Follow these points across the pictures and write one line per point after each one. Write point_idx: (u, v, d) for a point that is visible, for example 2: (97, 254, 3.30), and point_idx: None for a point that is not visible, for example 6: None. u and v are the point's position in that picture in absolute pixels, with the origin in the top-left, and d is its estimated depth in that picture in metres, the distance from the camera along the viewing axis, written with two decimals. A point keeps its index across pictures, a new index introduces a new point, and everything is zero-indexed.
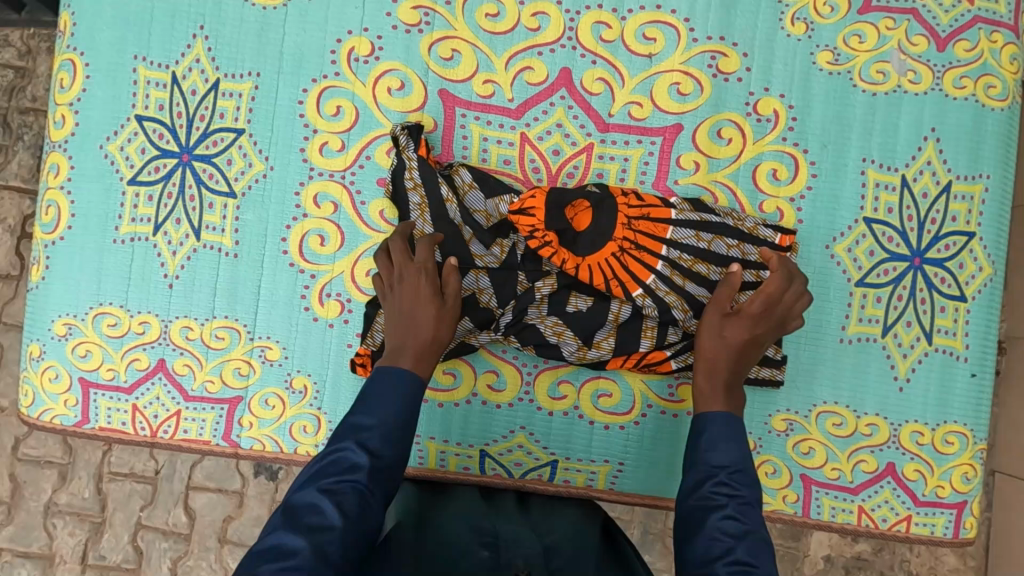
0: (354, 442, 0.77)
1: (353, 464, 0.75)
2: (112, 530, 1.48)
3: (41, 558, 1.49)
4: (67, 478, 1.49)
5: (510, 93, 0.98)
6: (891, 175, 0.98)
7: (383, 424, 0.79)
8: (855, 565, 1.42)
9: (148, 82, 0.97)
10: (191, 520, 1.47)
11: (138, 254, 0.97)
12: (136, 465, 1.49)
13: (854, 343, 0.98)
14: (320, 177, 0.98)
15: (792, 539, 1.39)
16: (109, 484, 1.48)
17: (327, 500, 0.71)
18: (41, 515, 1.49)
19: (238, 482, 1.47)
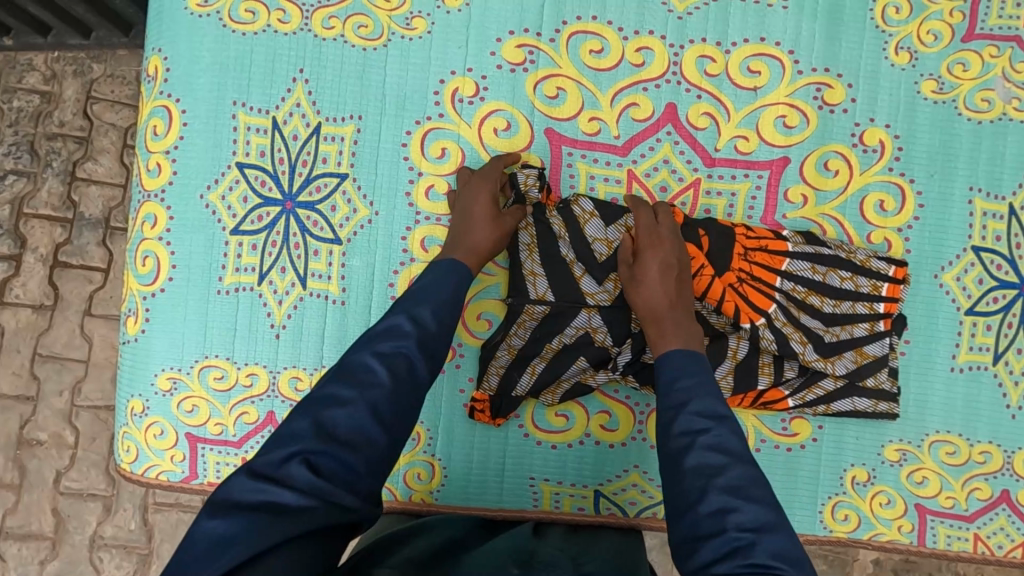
0: (407, 314, 0.76)
1: (405, 333, 0.74)
2: (160, 562, 1.45)
3: None
4: (111, 510, 1.46)
5: (616, 130, 0.97)
6: (999, 204, 0.98)
7: (437, 305, 0.78)
8: (904, 567, 1.47)
9: (249, 128, 0.95)
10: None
11: (244, 306, 0.95)
12: (182, 496, 1.46)
13: (965, 371, 0.98)
14: (427, 221, 0.96)
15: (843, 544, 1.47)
16: (155, 515, 1.46)
17: (380, 366, 0.70)
18: (87, 549, 1.46)
19: None
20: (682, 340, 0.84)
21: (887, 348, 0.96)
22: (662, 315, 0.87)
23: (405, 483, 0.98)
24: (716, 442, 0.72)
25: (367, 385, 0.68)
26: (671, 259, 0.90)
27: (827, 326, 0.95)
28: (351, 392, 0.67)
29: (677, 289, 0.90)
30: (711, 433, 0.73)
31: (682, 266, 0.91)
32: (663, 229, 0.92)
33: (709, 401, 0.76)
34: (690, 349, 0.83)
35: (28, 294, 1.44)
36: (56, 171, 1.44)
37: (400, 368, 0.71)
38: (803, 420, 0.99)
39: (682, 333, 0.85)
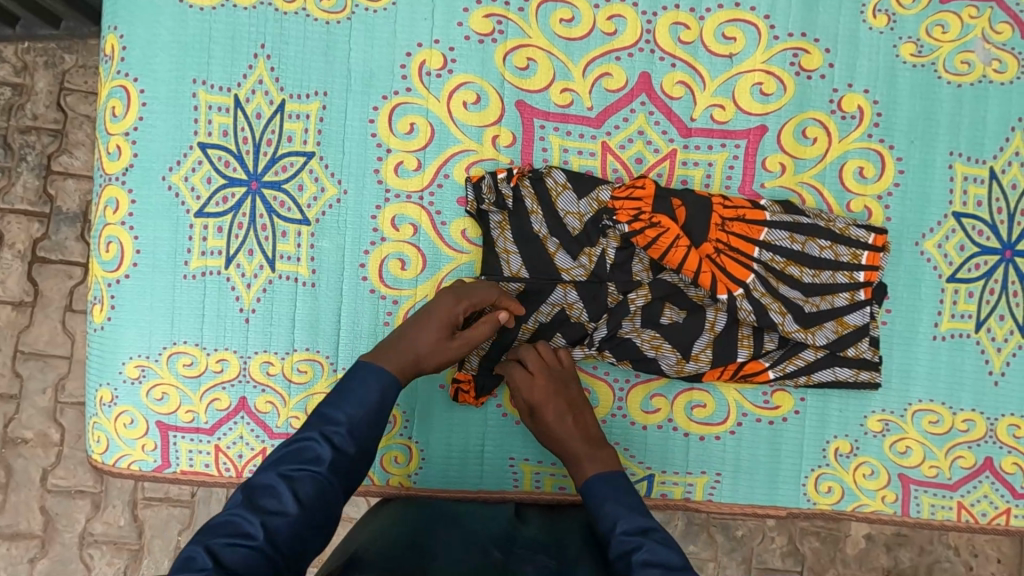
0: (320, 433, 0.72)
1: (317, 456, 0.71)
2: (152, 557, 1.44)
3: None
4: (101, 506, 1.44)
5: (589, 101, 0.95)
6: (980, 168, 0.97)
7: (354, 422, 0.74)
8: (896, 542, 1.47)
9: (210, 107, 0.92)
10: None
11: (211, 290, 0.93)
12: (171, 490, 1.44)
13: (948, 340, 0.97)
14: (397, 199, 0.94)
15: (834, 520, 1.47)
16: (145, 510, 1.44)
17: (286, 491, 0.67)
18: (76, 547, 1.44)
19: None
20: (602, 469, 0.82)
21: (868, 316, 0.94)
22: (570, 440, 0.84)
23: (383, 467, 0.97)
24: (653, 557, 0.71)
25: (273, 514, 0.65)
26: (560, 399, 0.86)
27: (808, 296, 0.93)
28: (256, 523, 0.64)
29: (576, 420, 0.86)
30: (644, 548, 0.72)
31: (574, 400, 0.88)
32: (541, 378, 0.87)
33: (633, 515, 0.76)
34: (611, 475, 0.81)
35: (6, 291, 1.41)
36: (31, 165, 1.41)
37: (310, 499, 0.68)
38: (785, 392, 0.98)
39: (595, 456, 0.84)
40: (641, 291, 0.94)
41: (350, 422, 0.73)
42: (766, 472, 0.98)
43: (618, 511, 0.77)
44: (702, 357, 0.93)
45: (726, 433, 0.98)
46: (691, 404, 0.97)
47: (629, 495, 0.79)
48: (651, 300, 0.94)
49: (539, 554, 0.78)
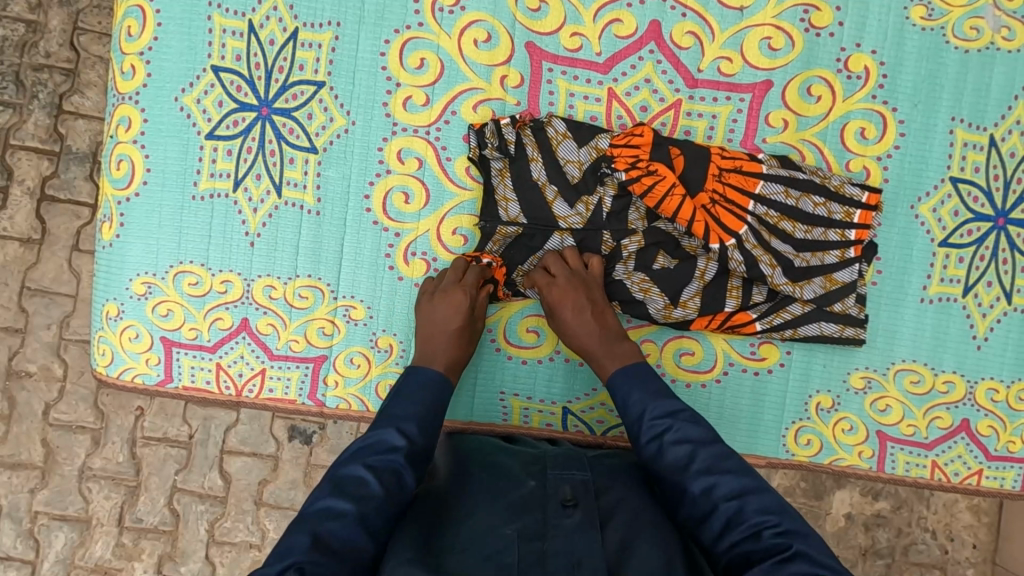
0: (395, 427, 0.77)
1: (392, 447, 0.75)
2: (148, 494, 1.48)
3: (78, 521, 1.48)
4: (100, 442, 1.48)
5: (598, 46, 0.96)
6: (980, 135, 0.98)
7: (420, 416, 0.80)
8: (875, 522, 1.50)
9: (225, 31, 0.93)
10: (227, 484, 1.48)
11: (218, 212, 0.95)
12: (169, 430, 1.48)
13: (935, 303, 0.99)
14: (404, 133, 0.96)
15: (815, 497, 1.50)
16: (143, 449, 1.48)
17: (372, 479, 0.71)
18: (76, 479, 1.48)
19: (273, 446, 1.47)
20: (622, 364, 0.87)
21: (853, 274, 0.96)
22: (589, 340, 0.89)
23: (377, 394, 0.98)
24: (685, 436, 0.77)
25: (363, 498, 0.69)
26: (581, 298, 0.89)
27: (797, 251, 0.94)
28: (345, 507, 0.68)
29: (598, 317, 0.90)
30: (674, 429, 0.78)
31: (596, 300, 0.91)
32: (561, 279, 0.90)
33: (660, 401, 0.81)
34: (631, 367, 0.86)
35: (15, 227, 1.44)
36: (42, 104, 1.42)
37: (391, 484, 0.72)
38: (772, 345, 1.00)
39: (616, 354, 0.88)
40: (634, 237, 0.95)
41: (416, 416, 0.79)
42: (749, 423, 1.01)
43: (644, 398, 0.82)
44: (689, 304, 0.95)
45: (711, 381, 1.01)
46: (679, 351, 1.00)
47: (653, 383, 0.84)
48: (645, 246, 0.95)
49: (573, 469, 0.82)
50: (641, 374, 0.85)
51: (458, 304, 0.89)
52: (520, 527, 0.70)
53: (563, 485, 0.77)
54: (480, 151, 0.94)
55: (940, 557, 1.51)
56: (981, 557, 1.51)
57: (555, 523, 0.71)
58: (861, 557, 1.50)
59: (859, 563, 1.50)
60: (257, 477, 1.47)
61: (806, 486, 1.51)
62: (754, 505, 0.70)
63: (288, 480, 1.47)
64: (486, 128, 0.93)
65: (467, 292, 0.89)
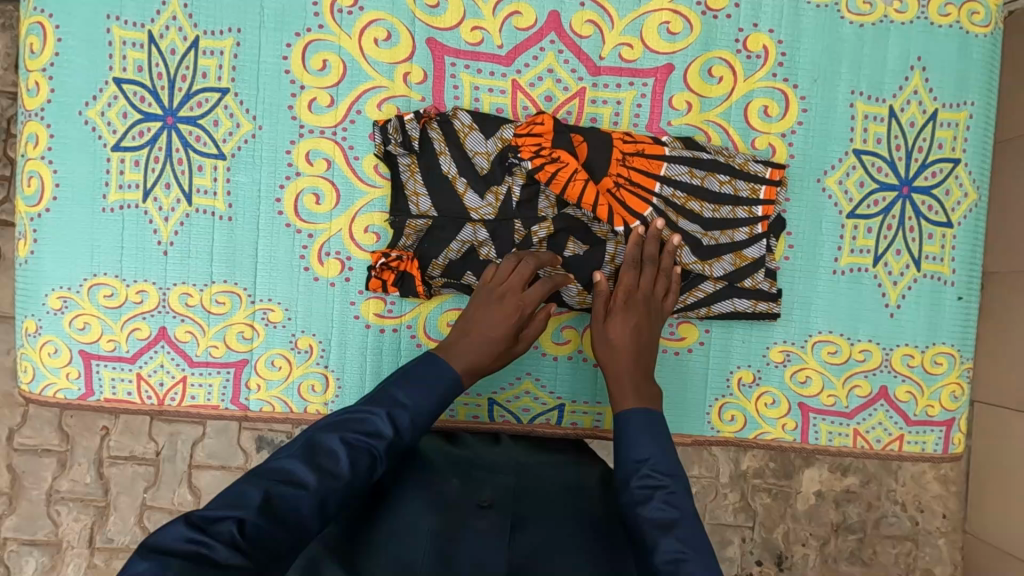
0: (387, 413, 0.73)
1: (379, 433, 0.72)
2: (118, 513, 1.47)
3: (48, 545, 1.48)
4: (66, 465, 1.47)
5: (499, 39, 0.97)
6: (879, 107, 0.99)
7: (420, 410, 0.76)
8: (845, 497, 1.51)
9: (125, 43, 0.94)
10: (196, 499, 1.47)
11: (129, 223, 0.95)
12: (136, 449, 1.47)
13: (846, 274, 1.01)
14: (311, 135, 0.96)
15: (784, 476, 1.51)
16: (110, 468, 1.47)
17: (345, 456, 0.67)
18: (44, 503, 1.48)
19: (241, 458, 1.47)
20: (642, 403, 0.81)
21: (761, 251, 0.97)
22: (624, 363, 0.86)
23: (300, 395, 0.99)
24: (676, 501, 0.69)
25: (330, 474, 0.65)
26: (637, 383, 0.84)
27: (704, 230, 0.96)
28: (308, 477, 0.64)
29: (639, 344, 0.88)
30: (669, 491, 0.70)
31: (654, 334, 0.90)
32: (642, 288, 0.91)
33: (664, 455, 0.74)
34: (652, 410, 0.80)
35: None
36: None
37: (362, 469, 0.68)
38: (690, 324, 1.01)
39: (640, 392, 0.83)
40: (544, 224, 0.96)
41: (415, 407, 0.75)
42: (672, 403, 1.03)
43: (653, 445, 0.75)
44: None
45: None
46: None
47: (665, 436, 0.77)
48: (555, 233, 0.96)
49: (498, 473, 0.84)
50: (657, 421, 0.79)
51: (509, 292, 0.89)
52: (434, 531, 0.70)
53: (485, 488, 0.78)
54: (387, 148, 0.95)
55: (911, 528, 1.52)
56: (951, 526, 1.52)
57: (465, 526, 0.71)
58: (832, 534, 1.51)
59: (831, 539, 1.51)
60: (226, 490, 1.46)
61: (775, 467, 1.52)
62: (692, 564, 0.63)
63: None
64: (390, 125, 0.94)
65: (517, 278, 0.90)
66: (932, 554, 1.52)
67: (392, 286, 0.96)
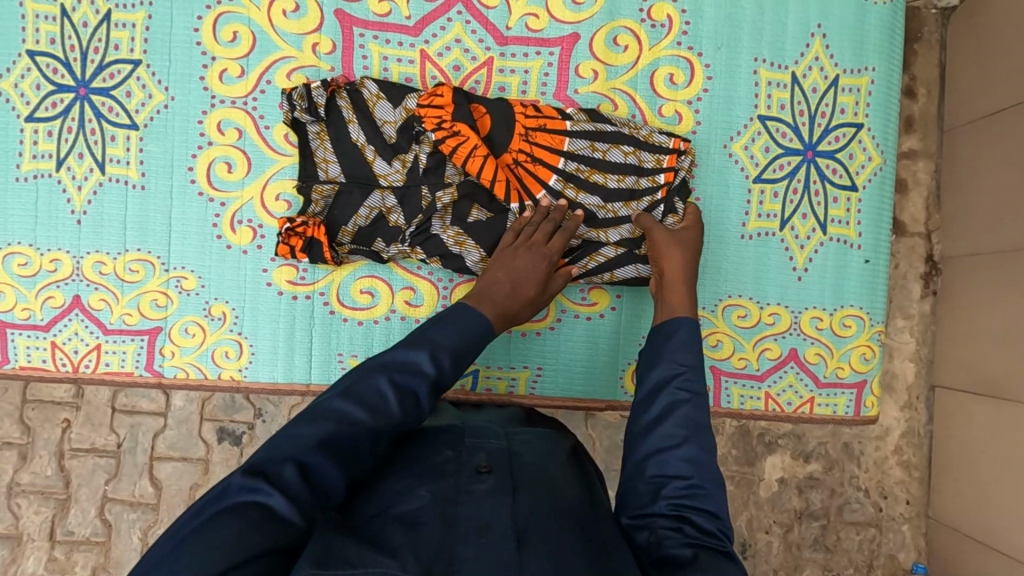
0: (429, 351, 0.73)
1: (422, 371, 0.71)
2: (79, 505, 1.25)
3: (7, 538, 1.25)
4: (26, 458, 1.23)
5: (406, 11, 0.99)
6: (782, 73, 1.01)
7: (459, 348, 0.76)
8: (808, 485, 1.30)
9: (37, 16, 0.95)
10: (158, 491, 1.25)
11: (43, 192, 0.97)
12: (97, 440, 1.23)
13: (754, 239, 1.02)
14: (222, 105, 0.98)
15: (747, 463, 1.28)
16: (71, 461, 1.24)
17: (392, 397, 0.68)
18: (3, 495, 1.24)
19: (202, 449, 1.25)
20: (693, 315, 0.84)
21: (660, 217, 0.97)
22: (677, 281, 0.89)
23: (214, 362, 1.00)
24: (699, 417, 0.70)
25: (377, 412, 0.66)
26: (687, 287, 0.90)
27: (604, 203, 0.96)
28: (361, 415, 0.65)
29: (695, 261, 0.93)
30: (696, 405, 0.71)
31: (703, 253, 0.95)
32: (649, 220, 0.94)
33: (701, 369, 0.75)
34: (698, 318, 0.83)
35: None
36: None
37: (410, 409, 0.69)
38: (602, 290, 1.03)
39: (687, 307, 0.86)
40: (449, 190, 0.96)
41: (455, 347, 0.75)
42: (584, 366, 1.04)
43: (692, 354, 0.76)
44: None
45: (546, 329, 1.03)
46: None
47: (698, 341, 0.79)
48: (459, 200, 0.97)
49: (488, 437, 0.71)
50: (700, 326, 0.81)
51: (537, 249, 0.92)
52: (435, 488, 0.61)
53: (478, 453, 0.67)
54: (294, 115, 0.96)
55: (874, 516, 1.30)
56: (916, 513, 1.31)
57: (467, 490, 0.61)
58: (795, 520, 1.29)
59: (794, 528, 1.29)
60: (188, 482, 1.24)
61: (737, 452, 1.30)
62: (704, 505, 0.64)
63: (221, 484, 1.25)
64: (296, 92, 0.95)
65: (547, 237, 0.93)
66: (896, 541, 1.30)
67: (301, 252, 0.96)
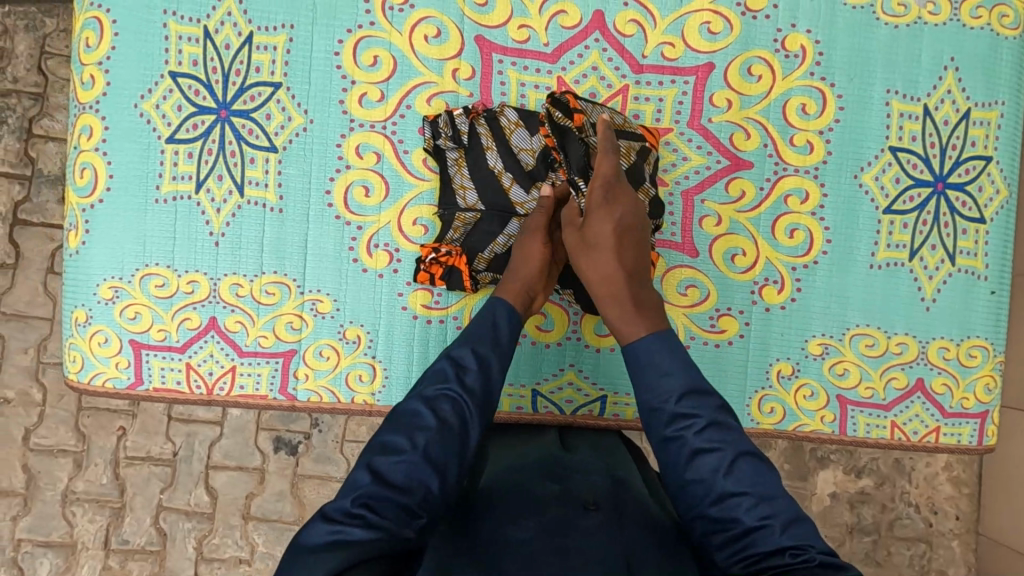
0: (447, 358, 0.76)
1: (447, 376, 0.74)
2: (134, 514, 1.45)
3: (63, 547, 1.46)
4: (83, 465, 1.45)
5: (545, 37, 1.00)
6: (914, 106, 1.02)
7: (475, 343, 0.78)
8: (858, 499, 1.47)
9: (180, 38, 0.95)
10: (213, 500, 1.45)
11: (181, 214, 0.97)
12: (152, 449, 1.45)
13: (882, 268, 1.03)
14: (361, 128, 0.98)
15: (800, 478, 1.47)
16: (127, 469, 1.45)
17: (426, 411, 0.70)
18: (59, 504, 1.45)
19: (258, 458, 1.45)
20: (652, 326, 0.77)
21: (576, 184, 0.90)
22: (614, 270, 0.82)
23: (347, 385, 1.00)
24: (715, 435, 0.68)
25: (420, 428, 0.68)
26: (627, 217, 0.85)
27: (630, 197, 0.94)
28: (402, 441, 0.67)
29: (636, 243, 0.85)
30: (704, 426, 0.68)
31: (634, 227, 0.85)
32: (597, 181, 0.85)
33: (693, 379, 0.72)
34: (659, 333, 0.76)
35: None
36: (10, 129, 1.42)
37: (450, 418, 0.70)
38: (730, 317, 1.04)
39: (644, 313, 0.78)
40: None
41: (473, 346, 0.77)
42: None
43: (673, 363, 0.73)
44: None
45: None
46: None
47: (684, 353, 0.74)
48: None
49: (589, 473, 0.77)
50: (669, 339, 0.75)
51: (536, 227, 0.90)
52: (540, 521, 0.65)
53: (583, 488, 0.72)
54: (435, 142, 0.97)
55: (926, 530, 1.48)
56: (966, 527, 1.48)
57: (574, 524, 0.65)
58: (847, 535, 1.47)
59: (846, 541, 1.47)
60: (243, 490, 1.44)
61: (790, 467, 1.48)
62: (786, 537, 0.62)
63: (275, 492, 1.45)
64: (440, 120, 0.96)
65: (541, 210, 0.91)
66: (946, 556, 1.48)
67: (439, 279, 0.97)
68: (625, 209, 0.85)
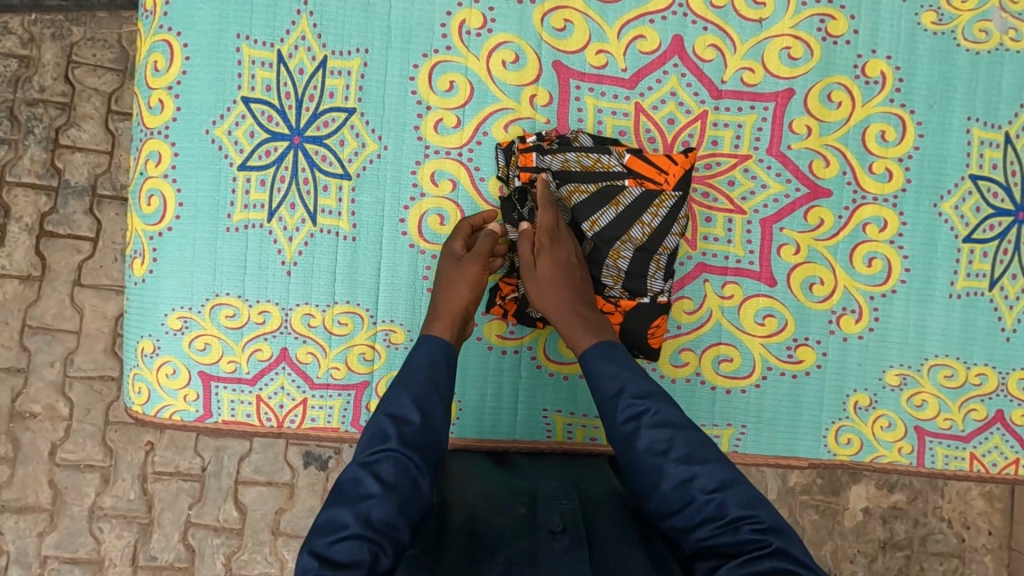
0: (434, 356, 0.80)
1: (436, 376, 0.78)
2: (161, 530, 1.41)
3: (90, 563, 1.42)
4: (110, 480, 1.41)
5: (623, 62, 0.98)
6: (995, 133, 1.01)
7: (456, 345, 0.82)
8: (891, 514, 1.45)
9: (253, 62, 0.93)
10: (243, 515, 1.42)
11: (253, 243, 0.94)
12: (182, 463, 1.41)
13: (962, 298, 1.02)
14: (436, 155, 0.96)
15: (831, 493, 1.44)
16: (155, 484, 1.41)
17: (414, 412, 0.74)
18: (86, 520, 1.42)
19: (288, 473, 1.42)
20: (596, 337, 0.83)
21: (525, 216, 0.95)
22: (563, 301, 0.86)
23: None
24: (662, 419, 0.72)
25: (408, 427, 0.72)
26: (567, 257, 0.89)
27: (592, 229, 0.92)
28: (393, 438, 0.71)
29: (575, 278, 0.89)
30: (653, 412, 0.73)
31: (575, 264, 0.90)
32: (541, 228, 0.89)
33: (641, 381, 0.76)
34: (606, 343, 0.82)
35: (15, 265, 1.40)
36: (38, 139, 1.39)
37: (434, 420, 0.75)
38: (808, 347, 1.02)
39: (590, 326, 0.84)
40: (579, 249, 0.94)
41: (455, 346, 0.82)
42: (789, 425, 1.02)
43: (619, 372, 0.77)
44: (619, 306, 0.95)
45: (752, 386, 1.02)
46: (718, 358, 1.01)
47: (629, 361, 0.79)
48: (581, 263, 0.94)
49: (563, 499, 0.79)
50: (614, 350, 0.81)
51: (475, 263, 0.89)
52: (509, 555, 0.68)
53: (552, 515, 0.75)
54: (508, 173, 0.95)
55: (958, 546, 1.46)
56: (998, 543, 1.46)
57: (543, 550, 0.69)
58: (880, 550, 1.45)
59: (879, 556, 1.44)
60: (273, 506, 1.41)
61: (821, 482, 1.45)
62: (735, 500, 0.67)
63: (306, 508, 1.42)
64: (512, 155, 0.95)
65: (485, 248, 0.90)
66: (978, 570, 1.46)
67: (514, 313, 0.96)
68: (562, 249, 0.90)
